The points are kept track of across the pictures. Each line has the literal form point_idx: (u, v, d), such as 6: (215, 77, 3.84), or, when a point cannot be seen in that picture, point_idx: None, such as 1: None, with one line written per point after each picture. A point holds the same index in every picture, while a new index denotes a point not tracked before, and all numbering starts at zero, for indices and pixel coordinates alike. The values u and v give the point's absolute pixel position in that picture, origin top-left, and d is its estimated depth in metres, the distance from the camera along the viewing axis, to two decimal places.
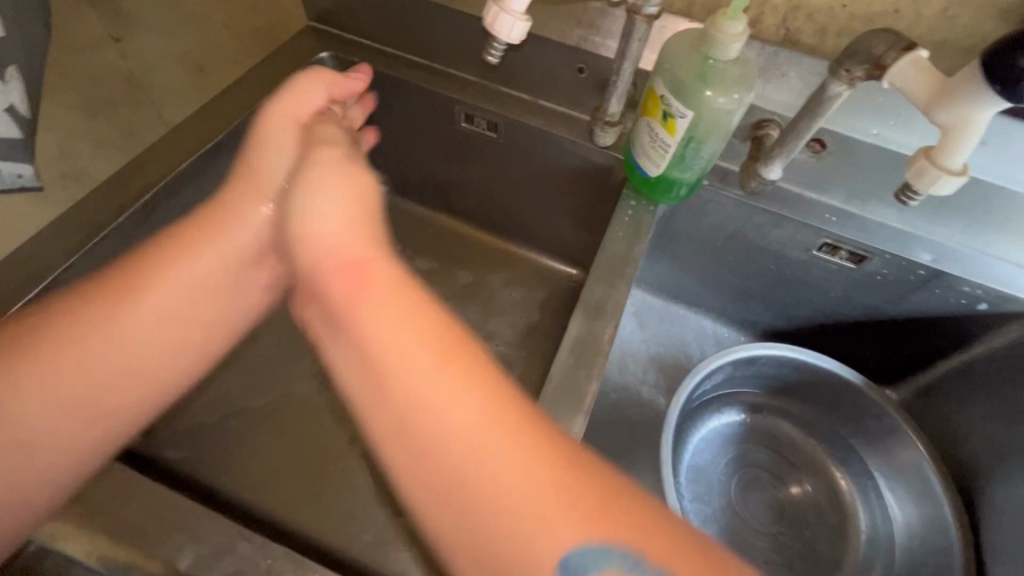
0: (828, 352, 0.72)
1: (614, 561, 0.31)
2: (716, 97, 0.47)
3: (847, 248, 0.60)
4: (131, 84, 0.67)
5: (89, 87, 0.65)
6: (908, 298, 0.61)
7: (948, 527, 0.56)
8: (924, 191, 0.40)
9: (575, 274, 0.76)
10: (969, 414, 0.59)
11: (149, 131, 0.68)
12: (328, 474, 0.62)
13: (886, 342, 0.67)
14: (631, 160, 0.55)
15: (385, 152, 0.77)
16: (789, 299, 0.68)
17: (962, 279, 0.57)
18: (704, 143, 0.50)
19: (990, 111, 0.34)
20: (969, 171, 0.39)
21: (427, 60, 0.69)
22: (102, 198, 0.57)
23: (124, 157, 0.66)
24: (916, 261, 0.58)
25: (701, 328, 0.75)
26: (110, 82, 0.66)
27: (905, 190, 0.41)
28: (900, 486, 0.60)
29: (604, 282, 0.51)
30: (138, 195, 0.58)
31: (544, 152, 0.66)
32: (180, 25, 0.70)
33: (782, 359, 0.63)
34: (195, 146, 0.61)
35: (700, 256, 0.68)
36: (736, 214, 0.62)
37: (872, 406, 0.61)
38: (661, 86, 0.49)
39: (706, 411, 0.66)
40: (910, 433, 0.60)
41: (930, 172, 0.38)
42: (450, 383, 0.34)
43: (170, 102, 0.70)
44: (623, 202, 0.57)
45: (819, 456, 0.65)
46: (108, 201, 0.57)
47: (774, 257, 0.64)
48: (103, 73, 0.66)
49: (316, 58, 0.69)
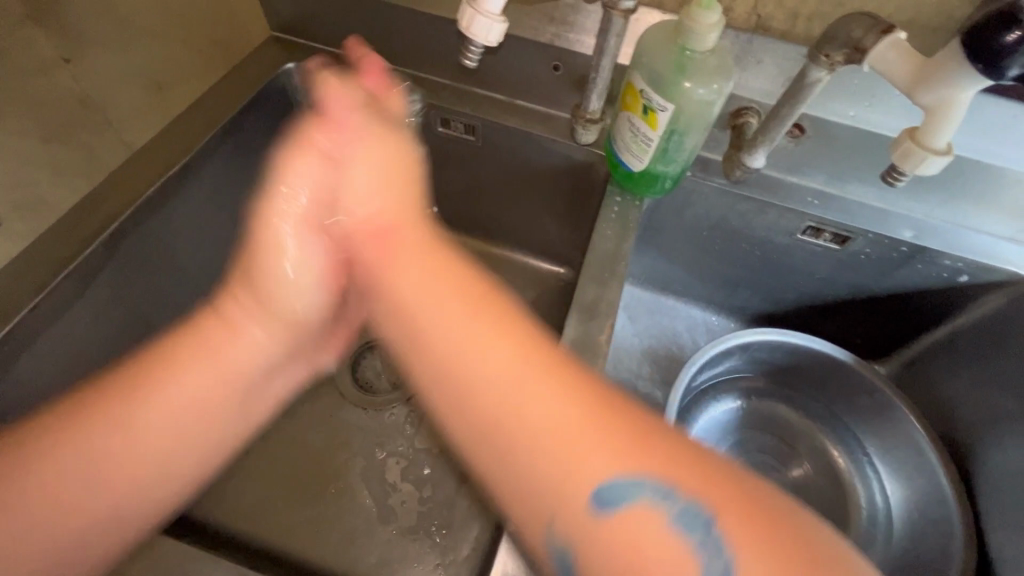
0: (817, 332, 0.73)
1: (645, 498, 0.31)
2: (695, 88, 0.47)
3: (831, 229, 0.60)
4: (88, 108, 0.63)
5: (44, 115, 0.59)
6: (892, 274, 0.62)
7: (945, 498, 0.56)
8: (910, 171, 0.40)
9: (563, 273, 0.75)
10: (957, 382, 0.60)
11: (110, 153, 0.67)
12: (326, 498, 0.61)
13: (873, 319, 0.68)
14: (614, 155, 0.55)
15: None
16: (775, 284, 0.69)
17: (943, 253, 0.58)
18: (686, 135, 0.49)
19: (971, 91, 0.35)
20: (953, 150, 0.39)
21: (398, 65, 0.67)
22: (65, 231, 0.55)
23: (85, 182, 0.65)
24: (898, 238, 0.59)
25: (692, 317, 0.75)
26: (65, 107, 0.61)
27: (890, 172, 0.41)
28: (897, 461, 0.60)
29: (597, 282, 0.50)
30: (104, 225, 0.55)
31: (523, 152, 0.65)
32: (134, 42, 0.65)
33: (774, 343, 0.63)
34: (162, 169, 0.59)
35: (687, 247, 0.68)
36: (720, 203, 0.62)
37: (864, 382, 0.62)
38: (640, 81, 0.48)
39: (704, 401, 0.66)
40: (902, 406, 0.60)
41: (915, 154, 0.38)
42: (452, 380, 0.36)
43: (131, 122, 0.68)
44: (608, 198, 0.57)
45: (816, 436, 0.66)
46: (73, 233, 0.54)
47: (759, 243, 0.65)
48: (57, 98, 0.60)
49: (283, 69, 0.67)
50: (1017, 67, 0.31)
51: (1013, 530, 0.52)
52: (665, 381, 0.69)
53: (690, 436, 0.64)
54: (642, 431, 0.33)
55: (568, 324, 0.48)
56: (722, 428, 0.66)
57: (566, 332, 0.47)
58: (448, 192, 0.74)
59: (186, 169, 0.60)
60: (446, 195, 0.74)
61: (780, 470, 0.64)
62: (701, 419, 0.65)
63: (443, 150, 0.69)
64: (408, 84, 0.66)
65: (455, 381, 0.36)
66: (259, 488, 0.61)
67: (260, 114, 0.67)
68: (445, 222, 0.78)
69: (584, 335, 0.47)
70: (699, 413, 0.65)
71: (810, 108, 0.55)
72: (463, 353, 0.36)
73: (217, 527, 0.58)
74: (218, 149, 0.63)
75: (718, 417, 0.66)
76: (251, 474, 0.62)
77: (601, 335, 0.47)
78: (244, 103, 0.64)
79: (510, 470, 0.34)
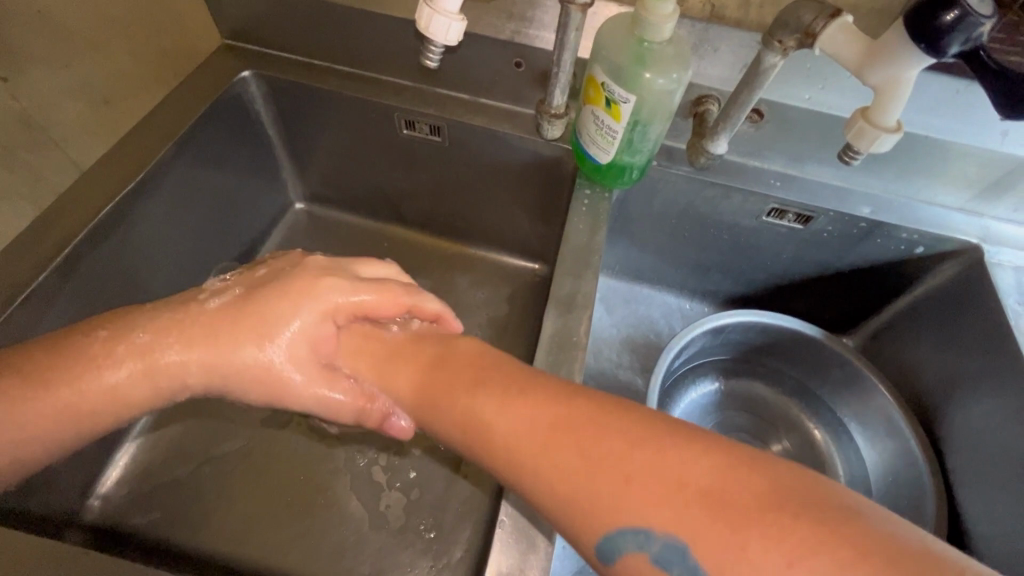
0: (787, 310, 0.75)
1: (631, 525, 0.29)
2: (655, 79, 0.47)
3: (794, 210, 0.62)
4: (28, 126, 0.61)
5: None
6: (854, 250, 0.65)
7: (915, 460, 0.58)
8: (864, 150, 0.41)
9: (538, 268, 0.75)
10: (920, 349, 0.63)
11: (56, 174, 0.66)
12: (314, 511, 0.60)
13: (839, 294, 0.70)
14: (580, 149, 0.55)
15: (326, 167, 0.73)
16: (745, 266, 0.71)
17: (900, 227, 0.61)
18: (650, 125, 0.50)
19: (916, 68, 0.36)
20: (904, 126, 0.41)
21: (358, 68, 0.66)
22: (12, 257, 0.51)
23: (31, 206, 0.64)
24: (858, 215, 0.61)
25: (666, 304, 0.76)
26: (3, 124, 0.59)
27: (846, 151, 0.43)
28: (869, 429, 0.63)
29: (572, 275, 0.51)
30: (56, 249, 0.52)
31: (491, 150, 0.65)
32: (75, 57, 0.62)
33: (746, 324, 0.65)
34: (115, 188, 0.56)
35: (658, 235, 0.69)
36: (687, 189, 0.63)
37: (834, 356, 0.64)
38: (601, 74, 0.48)
39: (684, 384, 0.67)
40: (871, 377, 0.62)
41: (869, 133, 0.40)
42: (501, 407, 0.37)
43: (78, 140, 0.66)
44: (578, 192, 0.57)
45: (792, 411, 0.68)
46: (21, 259, 0.51)
47: (727, 226, 0.66)
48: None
49: (238, 78, 0.65)
50: (957, 44, 0.33)
51: (978, 485, 0.54)
52: (645, 367, 0.70)
53: (672, 421, 0.65)
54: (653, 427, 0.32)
55: (546, 319, 0.48)
56: (703, 410, 0.67)
57: (546, 326, 0.47)
58: (418, 194, 0.73)
59: (142, 185, 0.58)
60: (416, 197, 0.74)
61: (762, 447, 0.66)
62: (682, 403, 0.67)
63: (410, 153, 0.68)
64: (370, 87, 0.65)
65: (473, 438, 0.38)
66: (243, 507, 0.59)
67: (217, 126, 0.65)
68: (417, 226, 0.78)
69: (563, 329, 0.47)
70: (681, 397, 0.67)
71: (767, 92, 0.57)
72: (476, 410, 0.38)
73: (199, 552, 0.56)
74: (174, 164, 0.61)
75: (699, 399, 0.68)
76: (233, 493, 0.60)
77: (579, 327, 0.47)
78: (199, 115, 0.62)
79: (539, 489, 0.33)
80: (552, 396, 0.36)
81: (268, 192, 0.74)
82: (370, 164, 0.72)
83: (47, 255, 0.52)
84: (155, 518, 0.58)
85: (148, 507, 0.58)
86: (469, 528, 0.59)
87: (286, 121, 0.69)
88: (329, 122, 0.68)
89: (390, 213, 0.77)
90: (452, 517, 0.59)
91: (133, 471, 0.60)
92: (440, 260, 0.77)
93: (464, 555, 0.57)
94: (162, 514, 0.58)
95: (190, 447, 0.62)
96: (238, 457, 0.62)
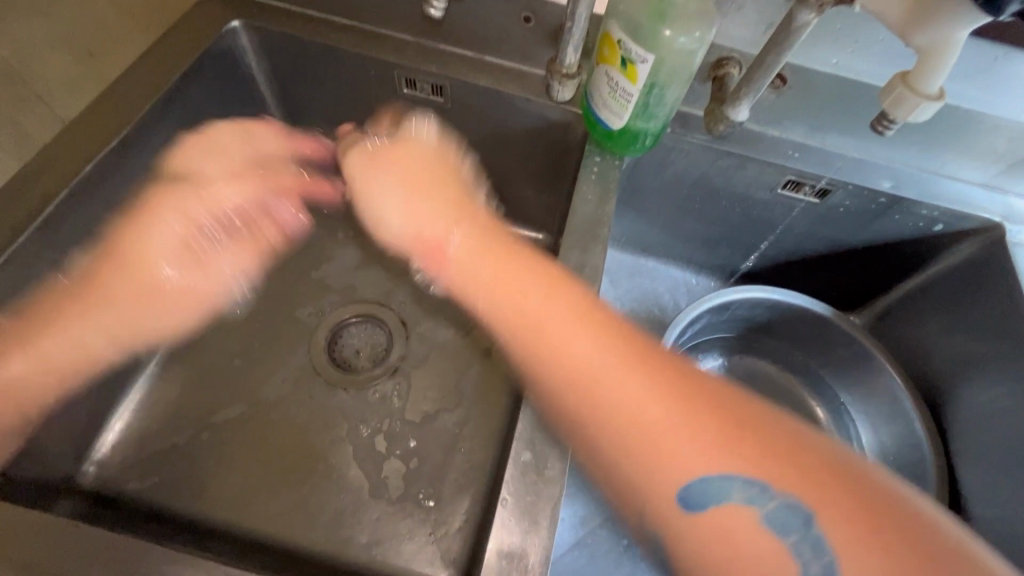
0: (797, 286, 0.73)
1: (738, 491, 0.32)
2: (676, 37, 0.44)
3: (811, 183, 0.59)
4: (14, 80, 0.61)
5: None
6: (871, 226, 0.62)
7: (919, 441, 0.58)
8: (900, 119, 0.39)
9: (542, 239, 0.73)
10: (932, 328, 0.62)
11: (42, 129, 0.66)
12: (312, 478, 0.59)
13: (851, 271, 0.69)
14: (591, 113, 0.52)
15: (322, 128, 0.70)
16: (755, 240, 0.68)
17: (921, 203, 0.58)
18: (668, 88, 0.47)
19: (968, 30, 0.33)
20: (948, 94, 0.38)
21: (355, 21, 0.62)
22: None
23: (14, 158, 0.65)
24: (878, 190, 0.58)
25: (672, 278, 0.74)
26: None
27: (882, 119, 0.41)
28: (873, 409, 0.62)
29: (579, 247, 0.48)
30: (38, 209, 0.50)
31: (497, 112, 0.61)
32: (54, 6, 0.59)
33: (754, 300, 0.63)
34: (98, 145, 0.53)
35: (668, 207, 0.67)
36: (700, 159, 0.60)
37: (842, 335, 0.63)
38: (618, 31, 0.45)
39: (688, 360, 0.66)
40: (879, 356, 0.61)
41: (908, 101, 0.38)
42: (613, 352, 0.38)
43: (62, 96, 0.65)
44: (587, 159, 0.54)
45: (796, 389, 0.68)
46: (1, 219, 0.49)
47: (740, 199, 0.63)
48: None
49: (227, 28, 0.61)
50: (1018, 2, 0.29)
51: (984, 469, 0.54)
52: None
53: None
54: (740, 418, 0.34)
55: (553, 293, 0.46)
56: None
57: None
58: None
59: (126, 143, 0.55)
60: None
61: None
62: None
63: (411, 114, 0.65)
64: (368, 41, 0.61)
65: (559, 370, 0.39)
66: (240, 474, 0.59)
67: (206, 81, 0.61)
68: None
69: None
70: None
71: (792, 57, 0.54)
72: (568, 333, 0.40)
73: (197, 518, 0.56)
74: (160, 121, 0.57)
75: None
76: (231, 462, 0.59)
77: (586, 301, 0.46)
78: (184, 70, 0.58)
79: (589, 426, 0.37)
80: (620, 342, 0.39)
81: None
82: (368, 125, 0.68)
83: (28, 216, 0.49)
84: (151, 483, 0.57)
85: (145, 472, 0.58)
86: (467, 499, 0.59)
87: (280, 77, 0.66)
88: (325, 80, 0.64)
89: None
90: (450, 489, 0.59)
91: (128, 437, 0.59)
92: None
93: (462, 526, 0.57)
94: (159, 478, 0.58)
95: (187, 413, 0.61)
96: (235, 424, 0.61)
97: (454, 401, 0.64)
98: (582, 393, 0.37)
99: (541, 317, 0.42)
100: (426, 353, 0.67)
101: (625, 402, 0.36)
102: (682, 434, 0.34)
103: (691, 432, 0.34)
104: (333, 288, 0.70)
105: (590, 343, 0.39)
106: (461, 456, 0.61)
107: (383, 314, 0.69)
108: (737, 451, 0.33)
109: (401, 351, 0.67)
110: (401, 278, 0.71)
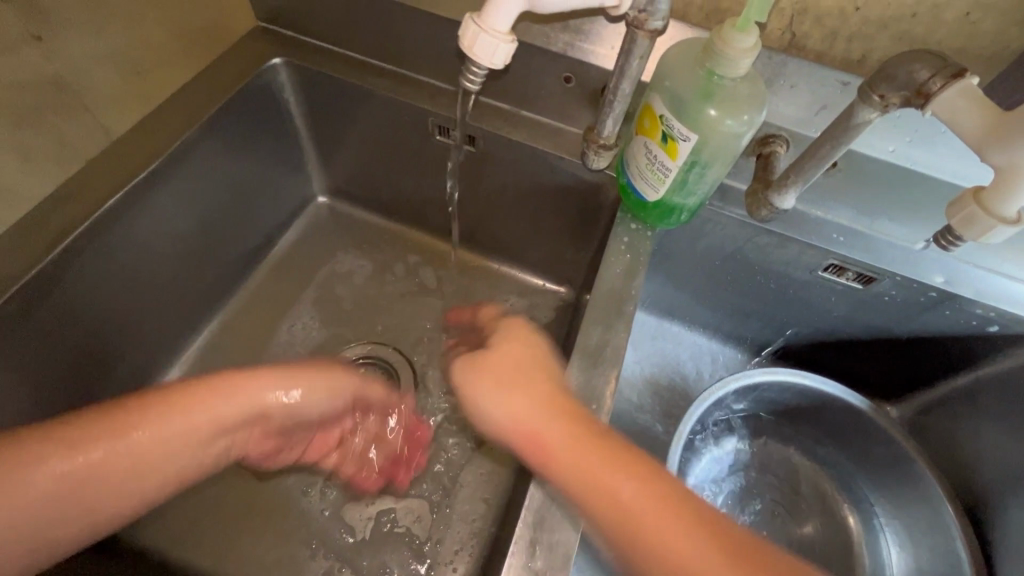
0: (830, 370, 0.68)
1: None
2: (723, 118, 0.42)
3: (854, 269, 0.56)
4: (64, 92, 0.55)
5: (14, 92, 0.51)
6: (916, 317, 0.58)
7: (959, 562, 0.53)
8: (970, 238, 0.34)
9: (564, 293, 0.70)
10: (980, 435, 0.56)
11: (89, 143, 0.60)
12: (300, 531, 0.57)
13: (890, 360, 0.64)
14: (625, 182, 0.50)
15: (349, 165, 0.70)
16: (788, 318, 0.65)
17: (975, 302, 0.53)
18: (708, 168, 0.45)
19: None
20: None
21: (394, 66, 0.62)
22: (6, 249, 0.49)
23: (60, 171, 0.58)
24: (928, 284, 0.54)
25: (697, 346, 0.71)
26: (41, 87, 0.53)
27: (948, 235, 0.36)
28: (907, 520, 0.57)
29: (600, 323, 0.46)
30: (51, 244, 0.49)
31: (529, 169, 0.60)
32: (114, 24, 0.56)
33: (784, 385, 0.59)
34: (124, 177, 0.53)
35: (696, 274, 0.64)
36: (736, 234, 0.57)
37: (879, 431, 0.58)
38: (661, 104, 0.43)
39: (708, 438, 0.62)
40: (920, 462, 0.56)
41: (979, 221, 0.33)
42: (570, 433, 0.39)
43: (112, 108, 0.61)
44: (619, 227, 0.52)
45: (826, 488, 0.62)
46: (15, 251, 0.49)
47: (776, 276, 0.60)
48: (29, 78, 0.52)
49: (268, 65, 0.61)
50: None
51: None
52: (667, 414, 0.65)
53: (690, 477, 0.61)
54: (698, 502, 0.36)
55: (569, 373, 0.44)
56: (724, 468, 0.63)
57: (567, 381, 0.43)
58: (466, 207, 0.68)
59: (153, 176, 0.54)
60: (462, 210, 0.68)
61: (790, 524, 0.60)
62: (701, 459, 0.62)
63: (468, 170, 0.63)
64: (405, 89, 0.61)
65: (506, 435, 0.41)
66: (226, 519, 0.57)
67: (244, 112, 0.61)
68: (435, 232, 0.73)
69: (586, 388, 0.43)
70: (703, 449, 0.62)
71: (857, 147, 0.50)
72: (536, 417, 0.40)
73: (179, 562, 0.55)
74: (191, 153, 0.57)
75: (719, 457, 0.63)
76: (224, 500, 0.58)
77: (603, 387, 0.43)
78: (218, 107, 0.58)
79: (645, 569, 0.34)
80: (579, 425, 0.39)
81: (291, 182, 0.70)
82: (397, 168, 0.68)
83: (43, 249, 0.49)
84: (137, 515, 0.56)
85: None
86: (458, 570, 0.55)
87: (315, 111, 0.65)
88: (359, 121, 0.64)
89: (410, 216, 0.73)
90: (442, 557, 0.55)
91: None
92: (457, 274, 0.72)
93: None
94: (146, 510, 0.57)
95: None
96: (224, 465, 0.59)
97: (457, 461, 0.61)
98: (577, 455, 0.38)
99: (585, 467, 0.37)
100: (431, 405, 0.64)
101: (700, 555, 0.34)
102: (705, 545, 0.34)
103: (719, 541, 0.34)
104: (346, 327, 0.68)
105: (543, 414, 0.40)
106: (459, 522, 0.57)
107: (393, 358, 0.67)
108: (689, 520, 0.35)
109: (407, 398, 0.64)
110: (414, 321, 0.69)
